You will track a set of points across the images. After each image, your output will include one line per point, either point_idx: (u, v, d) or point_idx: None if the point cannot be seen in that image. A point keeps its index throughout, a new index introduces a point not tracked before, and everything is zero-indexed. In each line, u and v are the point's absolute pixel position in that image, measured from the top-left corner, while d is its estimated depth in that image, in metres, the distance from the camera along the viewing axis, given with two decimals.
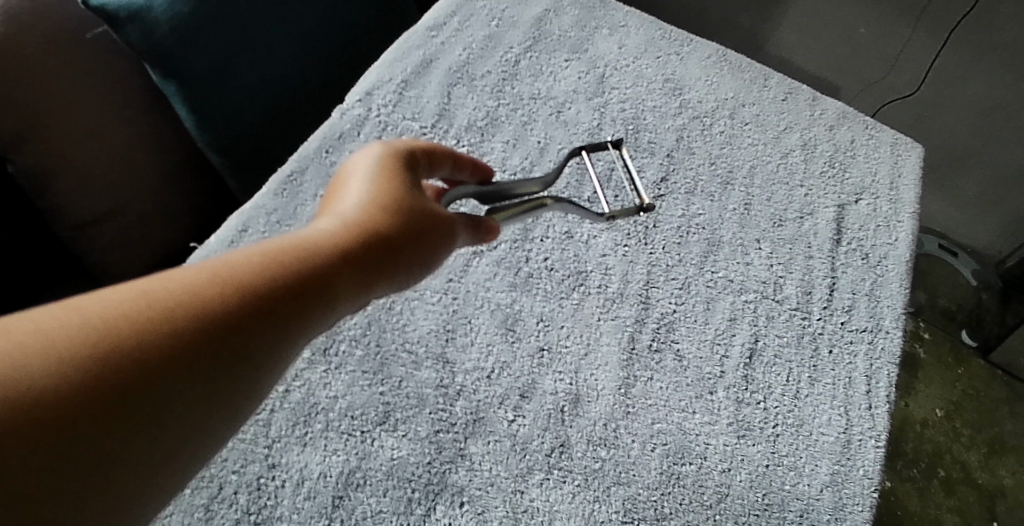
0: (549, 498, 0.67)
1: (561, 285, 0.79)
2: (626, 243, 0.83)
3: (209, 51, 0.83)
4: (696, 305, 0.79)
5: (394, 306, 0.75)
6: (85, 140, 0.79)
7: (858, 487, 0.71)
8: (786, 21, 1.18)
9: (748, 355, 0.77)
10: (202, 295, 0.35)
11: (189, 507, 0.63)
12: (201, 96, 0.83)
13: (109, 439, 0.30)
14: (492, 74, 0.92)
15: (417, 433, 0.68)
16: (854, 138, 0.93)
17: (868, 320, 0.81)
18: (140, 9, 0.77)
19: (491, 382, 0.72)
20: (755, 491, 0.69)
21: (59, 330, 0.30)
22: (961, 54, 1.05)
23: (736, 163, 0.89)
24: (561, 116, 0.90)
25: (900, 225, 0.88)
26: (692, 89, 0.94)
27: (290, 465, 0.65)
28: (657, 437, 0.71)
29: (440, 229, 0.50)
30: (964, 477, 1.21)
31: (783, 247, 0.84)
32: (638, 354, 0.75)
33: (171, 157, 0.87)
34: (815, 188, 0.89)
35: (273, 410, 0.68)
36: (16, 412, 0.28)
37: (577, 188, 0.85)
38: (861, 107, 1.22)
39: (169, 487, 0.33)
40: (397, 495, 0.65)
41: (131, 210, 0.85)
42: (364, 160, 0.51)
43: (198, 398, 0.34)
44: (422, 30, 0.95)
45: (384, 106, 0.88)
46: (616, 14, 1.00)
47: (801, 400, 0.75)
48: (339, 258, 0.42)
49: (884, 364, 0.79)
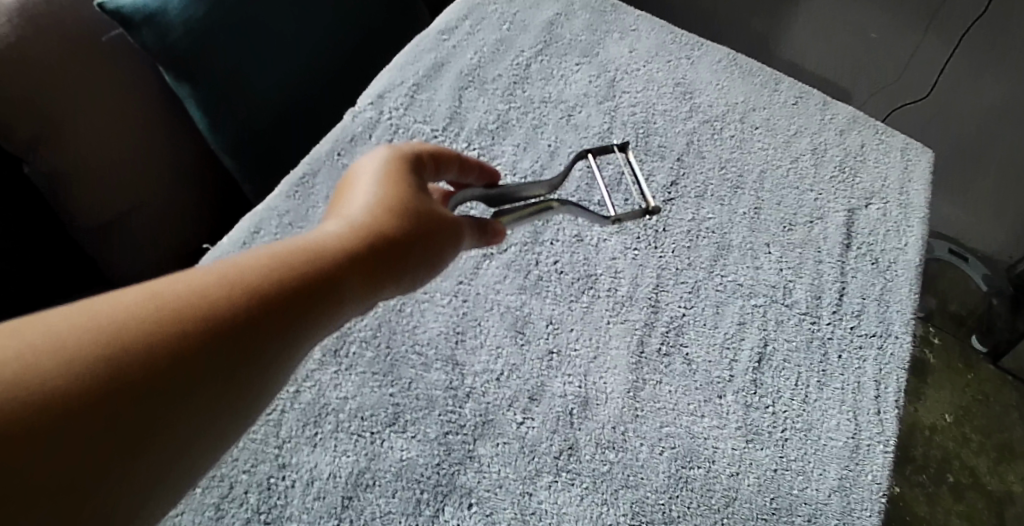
0: (557, 500, 0.67)
1: (570, 288, 0.79)
2: (636, 247, 0.83)
3: (222, 54, 0.84)
4: (705, 309, 0.79)
5: (404, 308, 0.75)
6: (97, 141, 0.79)
7: (867, 492, 0.71)
8: (797, 25, 1.18)
9: (757, 360, 0.77)
10: (211, 297, 0.35)
11: (200, 506, 0.63)
12: (213, 97, 0.84)
13: (121, 437, 0.31)
14: (503, 77, 0.93)
15: (426, 434, 0.68)
16: (864, 143, 0.93)
17: (877, 325, 0.81)
18: (154, 12, 0.79)
19: (500, 384, 0.72)
20: (763, 495, 0.69)
21: (71, 331, 0.31)
22: (972, 58, 1.05)
23: (746, 168, 0.89)
24: (571, 119, 0.91)
25: (910, 230, 0.87)
26: (702, 93, 0.94)
27: (300, 465, 0.66)
28: (665, 441, 0.71)
29: (447, 231, 0.51)
30: (973, 483, 1.21)
31: (793, 251, 0.84)
32: (647, 358, 0.75)
33: (183, 159, 0.88)
34: (826, 192, 0.89)
35: (283, 410, 0.68)
36: (30, 411, 0.28)
37: (587, 192, 0.85)
38: (872, 112, 1.22)
39: (179, 484, 0.34)
40: (406, 496, 0.65)
41: (143, 212, 0.85)
42: (371, 162, 0.52)
43: (208, 396, 0.34)
44: (433, 34, 0.95)
45: (395, 109, 0.88)
46: (627, 18, 1.00)
47: (810, 404, 0.75)
48: (347, 260, 0.43)
49: (894, 369, 0.78)
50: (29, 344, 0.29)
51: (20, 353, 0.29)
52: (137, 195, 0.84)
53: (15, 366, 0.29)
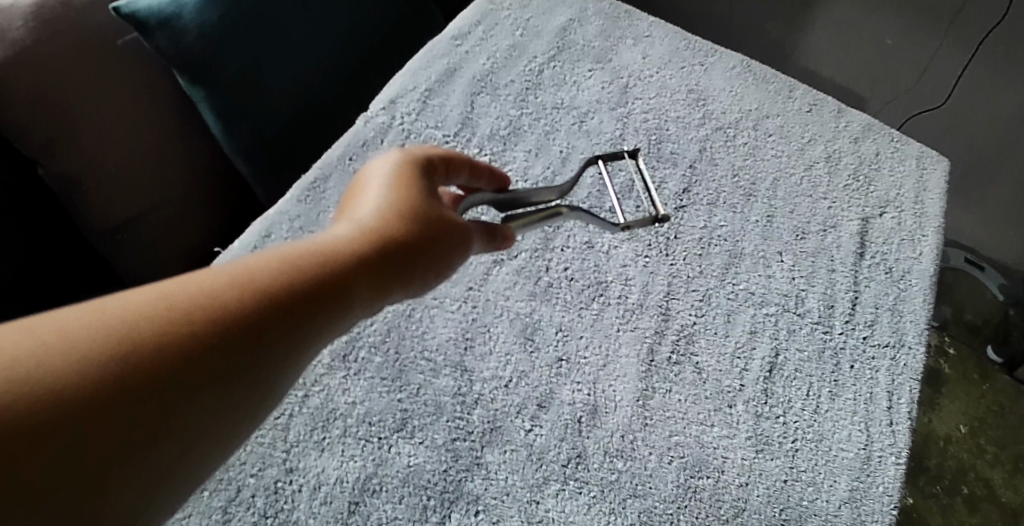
0: (564, 509, 0.66)
1: (580, 295, 0.78)
2: (647, 254, 0.82)
3: (235, 57, 0.84)
4: (716, 317, 0.78)
5: (414, 314, 0.75)
6: (109, 144, 0.80)
7: (878, 504, 0.70)
8: (813, 31, 1.17)
9: (768, 369, 0.76)
10: (221, 298, 0.35)
11: (207, 509, 0.63)
12: (226, 101, 0.84)
13: (124, 438, 0.30)
14: (515, 83, 0.93)
15: (434, 440, 0.68)
16: (879, 151, 0.92)
17: (890, 335, 0.80)
18: (169, 17, 0.80)
19: (509, 391, 0.71)
20: (773, 506, 0.69)
21: (81, 329, 0.30)
22: (989, 66, 1.04)
23: (759, 175, 0.89)
24: (583, 126, 0.90)
25: (924, 240, 0.87)
26: (715, 100, 0.94)
27: (307, 470, 0.65)
28: (674, 450, 0.70)
29: (456, 236, 0.50)
30: (987, 495, 1.19)
31: (805, 260, 0.83)
32: (657, 366, 0.75)
33: (198, 162, 0.88)
34: (840, 201, 0.88)
35: (292, 414, 0.68)
36: (36, 410, 0.28)
37: (598, 198, 0.85)
38: (888, 119, 1.21)
39: (180, 492, 0.33)
40: (413, 502, 0.65)
41: (156, 215, 0.85)
42: (382, 166, 0.51)
43: (214, 399, 0.33)
44: (446, 39, 0.95)
45: (408, 114, 0.88)
46: (640, 24, 1.00)
47: (821, 414, 0.74)
48: (356, 263, 0.42)
49: (907, 380, 0.78)
50: (39, 342, 0.29)
51: (28, 351, 0.28)
52: (147, 198, 0.84)
53: (21, 363, 0.28)
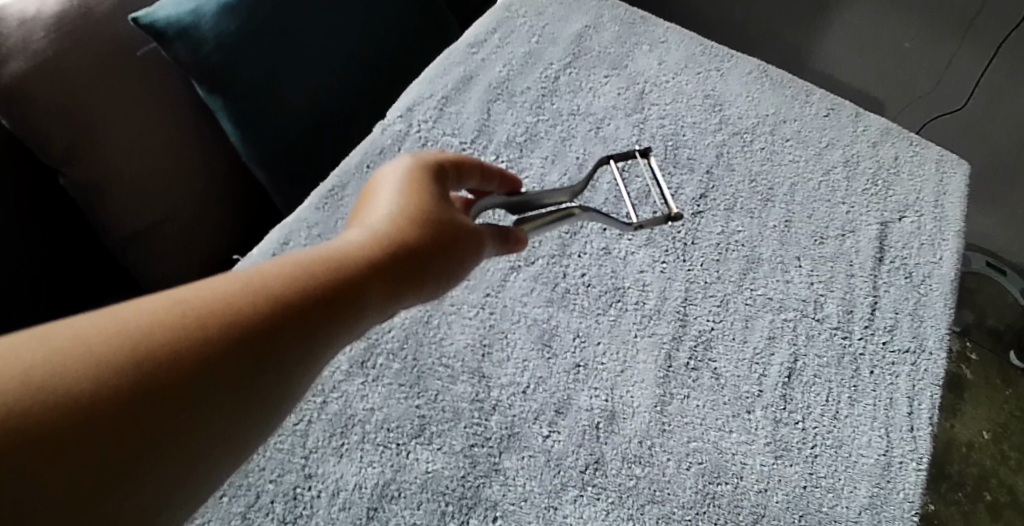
0: (583, 514, 0.66)
1: (598, 301, 0.78)
2: (664, 260, 0.82)
3: (253, 66, 0.85)
4: (735, 322, 0.78)
5: (431, 320, 0.75)
6: (130, 154, 0.81)
7: (899, 510, 0.70)
8: (829, 35, 1.17)
9: (787, 375, 0.76)
10: (234, 305, 0.35)
11: (226, 514, 0.63)
12: (245, 110, 0.85)
13: (144, 441, 0.30)
14: (531, 90, 0.93)
15: (451, 447, 0.68)
16: (898, 155, 0.92)
17: (911, 340, 0.79)
18: (187, 27, 0.81)
19: (526, 397, 0.72)
20: (791, 512, 0.68)
21: (99, 336, 0.30)
22: (1010, 68, 1.03)
23: (777, 180, 0.89)
24: (600, 132, 0.90)
25: (945, 244, 0.86)
26: (732, 105, 0.94)
27: (325, 475, 0.66)
28: (693, 456, 0.70)
29: (468, 241, 0.50)
30: (1011, 501, 1.18)
31: (824, 265, 0.83)
32: (675, 372, 0.75)
33: (217, 170, 0.89)
34: (858, 205, 0.87)
35: (310, 420, 0.68)
36: (56, 414, 0.28)
37: (615, 203, 0.85)
38: (906, 123, 1.20)
39: (195, 496, 0.33)
40: (431, 508, 0.65)
41: (176, 223, 0.86)
42: (393, 171, 0.52)
43: (230, 403, 0.34)
44: (463, 47, 0.96)
45: (425, 122, 0.88)
46: (656, 30, 1.00)
47: (841, 420, 0.74)
48: (369, 268, 0.42)
49: (927, 386, 0.77)
50: (52, 350, 0.29)
51: (44, 357, 0.29)
52: (168, 205, 0.85)
53: (39, 369, 0.28)
